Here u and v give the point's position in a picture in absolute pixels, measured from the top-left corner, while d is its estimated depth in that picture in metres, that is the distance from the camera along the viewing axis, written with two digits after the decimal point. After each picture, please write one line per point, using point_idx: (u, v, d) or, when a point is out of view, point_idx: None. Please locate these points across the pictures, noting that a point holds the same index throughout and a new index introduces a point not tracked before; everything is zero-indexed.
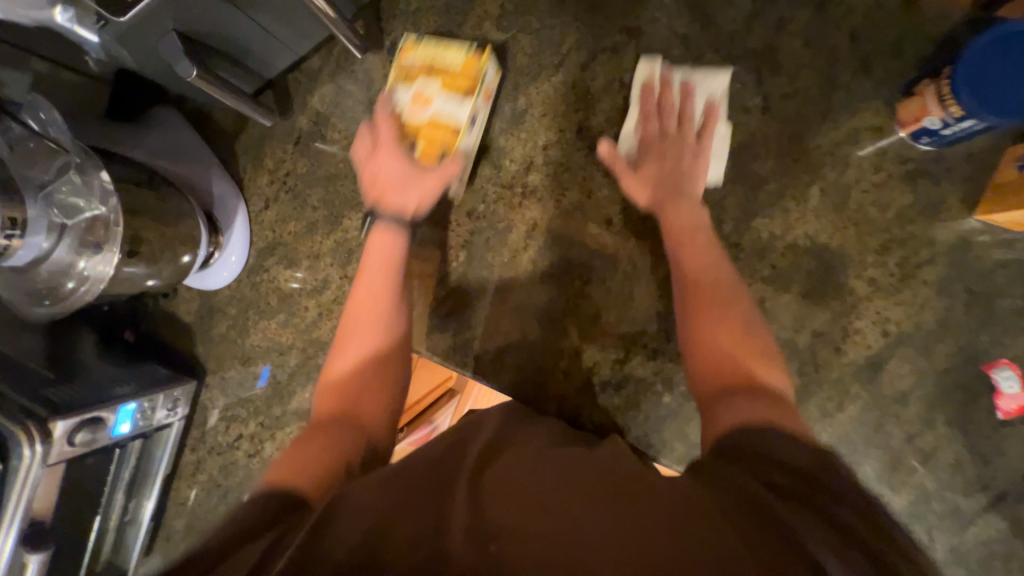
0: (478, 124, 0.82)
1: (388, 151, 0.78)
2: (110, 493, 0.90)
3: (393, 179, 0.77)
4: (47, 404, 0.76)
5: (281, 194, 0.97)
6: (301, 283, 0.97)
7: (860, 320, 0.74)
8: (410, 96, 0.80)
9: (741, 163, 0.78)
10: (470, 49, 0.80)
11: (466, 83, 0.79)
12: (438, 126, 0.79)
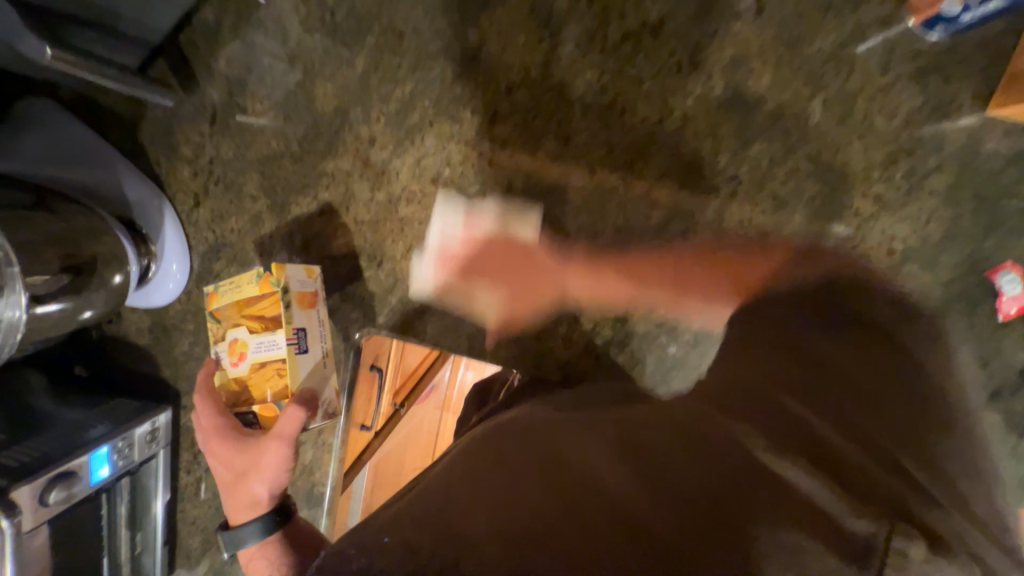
0: (313, 351, 0.74)
1: (223, 445, 0.66)
2: (112, 533, 0.86)
3: (237, 466, 0.64)
4: (6, 471, 0.69)
5: (211, 186, 0.83)
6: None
7: (864, 242, 0.70)
8: (227, 352, 0.71)
9: (735, 81, 0.68)
10: (258, 269, 0.69)
11: (275, 318, 0.69)
12: (268, 379, 0.69)
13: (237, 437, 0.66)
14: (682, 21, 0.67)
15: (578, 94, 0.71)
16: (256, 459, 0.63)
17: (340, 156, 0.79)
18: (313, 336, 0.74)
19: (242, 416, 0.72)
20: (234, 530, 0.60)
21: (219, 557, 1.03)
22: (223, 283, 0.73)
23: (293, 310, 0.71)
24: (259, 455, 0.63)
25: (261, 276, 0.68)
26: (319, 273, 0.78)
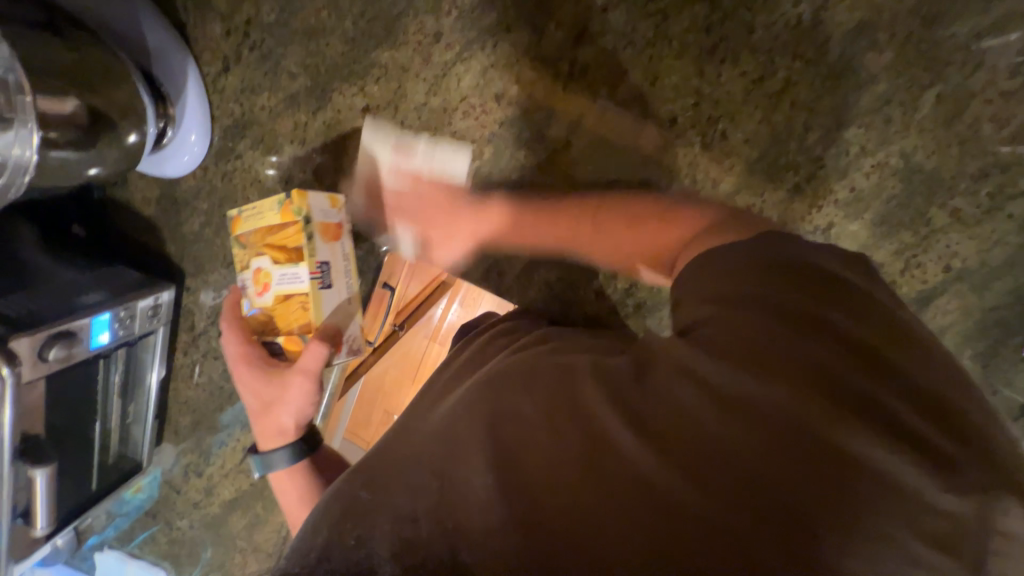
0: (337, 287, 0.69)
1: (251, 373, 0.67)
2: (105, 399, 0.84)
3: (263, 396, 0.68)
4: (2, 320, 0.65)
5: (244, 52, 0.73)
6: (286, 175, 0.80)
7: (925, 254, 0.68)
8: (250, 278, 0.67)
9: (851, 52, 0.61)
10: (281, 195, 0.63)
11: (298, 251, 0.63)
12: (292, 312, 0.66)
13: (260, 367, 0.67)
14: None
15: (677, 30, 0.64)
16: (280, 394, 0.66)
17: (397, 47, 0.70)
18: (338, 271, 0.69)
19: (269, 345, 0.70)
20: (265, 455, 0.67)
21: (209, 438, 1.05)
22: (247, 206, 0.67)
23: (316, 242, 0.65)
24: (285, 390, 0.66)
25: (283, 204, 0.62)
26: (342, 203, 0.71)
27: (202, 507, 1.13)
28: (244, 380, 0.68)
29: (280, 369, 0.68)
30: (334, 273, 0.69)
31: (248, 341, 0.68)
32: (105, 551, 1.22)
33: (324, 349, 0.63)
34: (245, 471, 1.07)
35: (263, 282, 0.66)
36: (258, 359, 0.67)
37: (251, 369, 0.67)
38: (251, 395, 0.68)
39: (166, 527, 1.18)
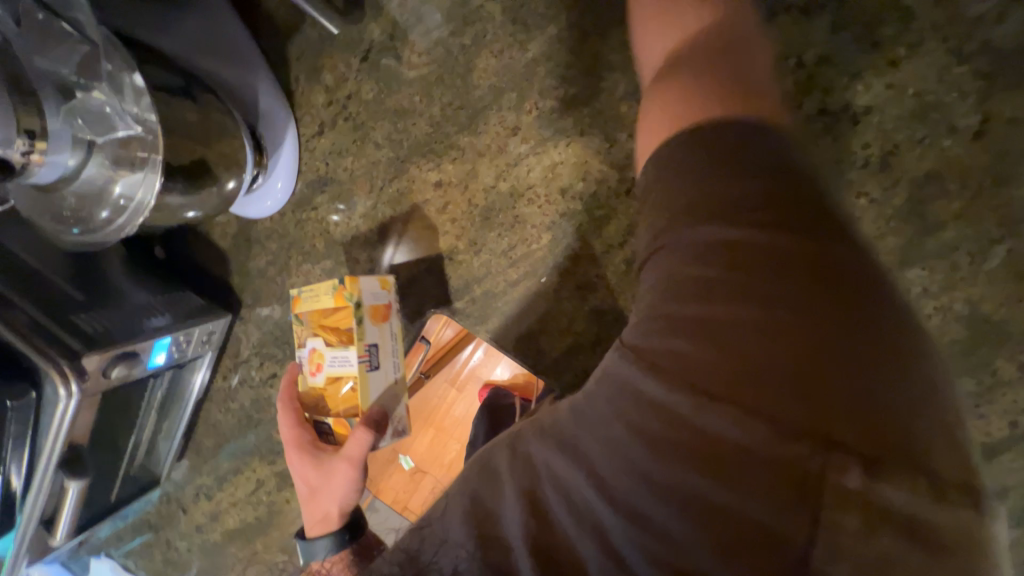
0: (384, 368, 0.74)
1: (302, 458, 0.73)
2: (144, 414, 0.88)
3: (313, 481, 0.72)
4: (77, 334, 0.69)
5: (339, 121, 0.81)
6: (355, 229, 0.85)
7: (988, 405, 0.66)
8: (305, 356, 0.73)
9: (920, 197, 0.62)
10: (335, 283, 0.69)
11: (348, 334, 0.69)
12: (339, 394, 0.70)
13: (311, 449, 0.73)
14: (890, 117, 0.61)
15: None
16: (328, 480, 0.70)
17: (477, 133, 0.75)
18: (385, 352, 0.73)
19: (320, 427, 0.75)
20: (309, 542, 0.69)
21: (227, 463, 1.06)
22: (305, 288, 0.74)
23: (365, 325, 0.70)
24: (333, 472, 0.70)
25: (336, 290, 0.68)
26: (392, 285, 0.77)
27: (204, 531, 1.13)
28: (298, 466, 0.73)
29: (328, 452, 0.72)
30: (382, 354, 0.74)
31: (300, 425, 0.74)
32: (102, 558, 1.23)
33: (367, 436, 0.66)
34: (253, 503, 1.07)
35: (315, 362, 0.72)
36: (310, 445, 0.73)
37: (303, 456, 0.73)
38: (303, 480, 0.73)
39: (165, 545, 1.18)
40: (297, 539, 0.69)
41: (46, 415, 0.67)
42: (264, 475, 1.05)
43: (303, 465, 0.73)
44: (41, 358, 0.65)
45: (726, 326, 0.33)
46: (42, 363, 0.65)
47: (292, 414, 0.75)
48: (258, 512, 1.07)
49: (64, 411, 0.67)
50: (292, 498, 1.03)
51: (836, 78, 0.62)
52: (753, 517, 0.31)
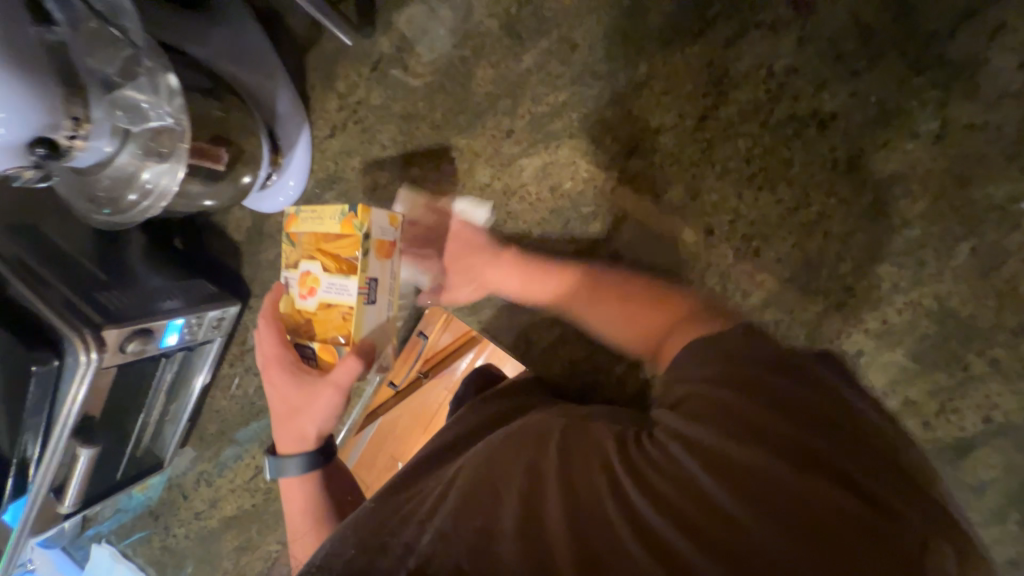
0: (379, 304, 0.75)
1: (280, 377, 0.75)
2: (152, 395, 0.93)
3: (291, 402, 0.75)
4: (96, 308, 0.74)
5: (350, 123, 0.88)
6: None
7: (961, 400, 0.67)
8: (301, 275, 0.73)
9: (886, 196, 0.66)
10: (346, 208, 0.69)
11: (349, 264, 0.69)
12: (332, 319, 0.71)
13: (291, 368, 0.74)
14: (854, 122, 0.66)
15: (722, 155, 0.71)
16: (308, 405, 0.73)
17: (475, 136, 0.82)
18: (381, 289, 0.74)
19: (304, 347, 0.76)
20: (280, 460, 0.75)
21: (228, 449, 1.10)
22: (306, 209, 0.74)
23: (369, 258, 0.70)
24: (312, 397, 0.72)
25: (346, 216, 0.67)
26: (400, 223, 0.77)
27: (202, 518, 1.16)
28: (276, 387, 0.76)
29: (309, 372, 0.74)
30: (378, 290, 0.74)
31: (283, 344, 0.75)
32: (102, 544, 1.26)
33: (353, 370, 0.67)
34: (250, 490, 1.10)
35: (307, 285, 0.72)
36: (291, 368, 0.74)
37: (282, 377, 0.75)
38: (279, 400, 0.76)
39: (164, 531, 1.21)
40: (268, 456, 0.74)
41: (65, 382, 0.72)
42: (262, 462, 1.08)
43: (283, 390, 0.75)
44: (65, 327, 0.70)
45: (783, 406, 0.41)
46: (66, 332, 0.70)
47: (276, 330, 0.75)
48: (255, 499, 1.10)
49: (83, 379, 0.72)
50: None
51: (803, 86, 0.67)
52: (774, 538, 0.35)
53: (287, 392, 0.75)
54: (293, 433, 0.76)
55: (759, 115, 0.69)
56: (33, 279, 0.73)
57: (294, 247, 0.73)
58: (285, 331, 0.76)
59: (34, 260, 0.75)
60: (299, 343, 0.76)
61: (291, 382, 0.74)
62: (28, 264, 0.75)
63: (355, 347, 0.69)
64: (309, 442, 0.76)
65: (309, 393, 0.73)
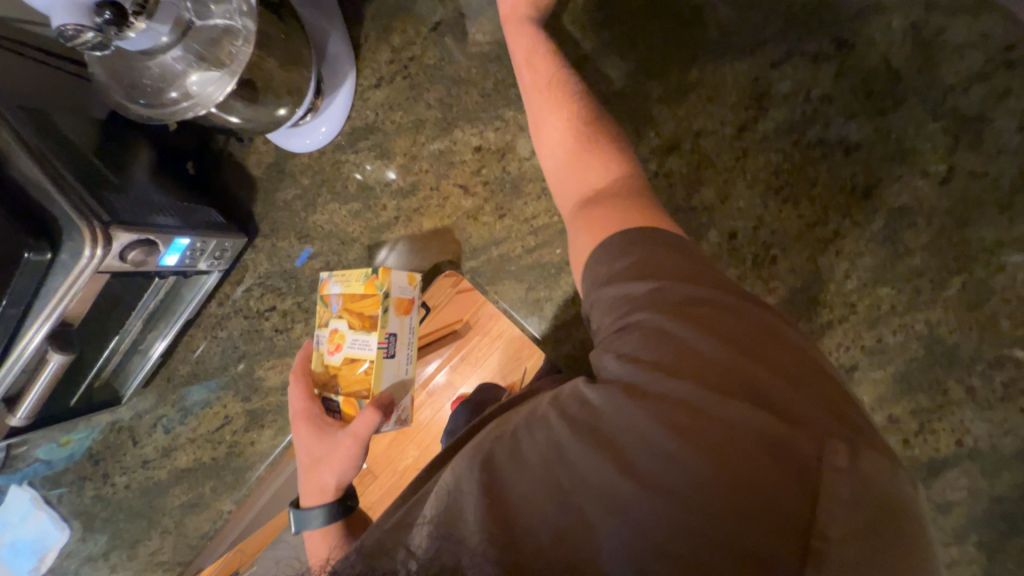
0: (398, 358, 0.80)
1: (306, 432, 0.79)
2: (131, 321, 0.86)
3: (313, 453, 0.78)
4: (101, 203, 0.68)
5: (398, 78, 0.89)
6: (390, 179, 0.90)
7: (938, 421, 0.73)
8: (327, 335, 0.81)
9: (894, 225, 0.72)
10: (370, 270, 0.78)
11: (372, 320, 0.76)
12: (353, 374, 0.78)
13: (317, 424, 0.79)
14: (874, 153, 0.72)
15: (753, 166, 0.76)
16: (329, 454, 0.76)
17: (522, 110, 0.84)
18: (401, 343, 0.80)
19: (328, 401, 0.81)
20: (303, 511, 0.76)
21: (196, 394, 1.03)
22: (340, 273, 0.83)
23: (389, 314, 0.77)
24: (335, 449, 0.75)
25: (369, 278, 0.77)
26: (419, 283, 0.84)
27: (150, 467, 1.07)
28: (302, 440, 0.80)
29: (332, 428, 0.78)
30: (398, 344, 0.80)
31: (310, 398, 0.81)
32: (21, 487, 1.09)
33: (372, 419, 0.71)
34: (213, 442, 1.03)
35: (331, 366, 0.80)
36: (315, 424, 0.79)
37: (307, 432, 0.79)
38: (302, 454, 0.79)
39: (101, 479, 1.10)
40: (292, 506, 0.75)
41: (54, 277, 0.66)
42: (234, 413, 1.02)
43: (305, 438, 0.79)
44: (73, 217, 0.65)
45: (744, 380, 0.44)
46: (70, 221, 0.65)
47: (303, 391, 0.82)
48: (217, 452, 1.03)
49: (77, 278, 0.66)
50: (258, 440, 1.01)
51: (834, 115, 0.73)
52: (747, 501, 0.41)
53: (308, 441, 0.79)
54: (316, 487, 0.77)
55: (793, 134, 0.74)
56: (40, 157, 0.66)
57: (329, 308, 0.82)
58: (307, 401, 0.81)
59: (33, 137, 0.68)
60: (324, 401, 0.81)
61: (313, 434, 0.79)
62: (31, 139, 0.67)
63: (373, 400, 0.74)
64: (325, 493, 0.77)
65: (330, 446, 0.76)
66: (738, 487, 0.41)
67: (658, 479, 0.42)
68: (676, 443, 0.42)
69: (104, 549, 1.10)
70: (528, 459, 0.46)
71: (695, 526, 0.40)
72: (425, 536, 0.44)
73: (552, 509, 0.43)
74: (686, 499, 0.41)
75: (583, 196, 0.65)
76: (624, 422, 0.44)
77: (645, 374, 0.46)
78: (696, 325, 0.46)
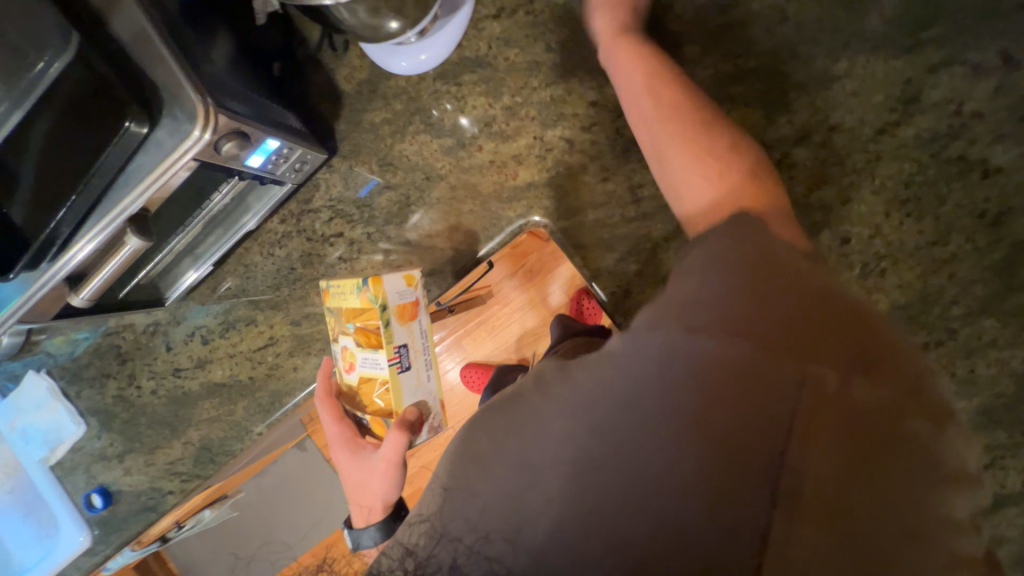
0: (416, 368, 0.78)
1: (341, 456, 0.78)
2: (193, 221, 0.80)
3: (352, 475, 0.77)
4: (203, 79, 0.62)
5: (521, 12, 0.82)
6: (463, 127, 0.87)
7: (1010, 459, 0.73)
8: (340, 350, 0.78)
9: (1014, 259, 0.71)
10: (362, 282, 0.74)
11: (377, 337, 0.73)
12: (372, 391, 0.76)
13: (350, 446, 0.77)
14: (1011, 182, 0.70)
15: (882, 173, 0.73)
16: (368, 477, 0.75)
17: None
18: (415, 352, 0.78)
19: (359, 417, 0.80)
20: (356, 532, 0.75)
21: (242, 310, 0.99)
22: (335, 284, 0.79)
23: (392, 327, 0.74)
24: (371, 473, 0.74)
25: (362, 291, 0.72)
26: (417, 282, 0.80)
27: (181, 377, 1.03)
28: (341, 465, 0.78)
29: (365, 450, 0.76)
30: (413, 353, 0.78)
31: (339, 418, 0.79)
32: (40, 374, 1.07)
33: (398, 443, 0.70)
34: (252, 361, 1.00)
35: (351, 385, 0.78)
36: (346, 447, 0.77)
37: (342, 457, 0.78)
38: (344, 478, 0.78)
39: (126, 380, 1.06)
40: (345, 530, 0.75)
41: (145, 153, 0.61)
42: (279, 336, 0.98)
43: (340, 457, 0.78)
44: (183, 92, 0.59)
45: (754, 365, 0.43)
46: (176, 95, 0.59)
47: (326, 415, 0.79)
48: (255, 372, 1.00)
49: (172, 160, 0.61)
50: (300, 367, 0.98)
51: (979, 135, 0.70)
52: (734, 474, 0.41)
53: (346, 463, 0.77)
54: (362, 505, 0.77)
55: (933, 147, 0.71)
56: (149, 15, 0.60)
57: (337, 316, 0.78)
58: (334, 426, 0.79)
59: None
60: (352, 420, 0.80)
61: (347, 457, 0.77)
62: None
63: (399, 421, 0.72)
64: (373, 509, 0.76)
65: (368, 474, 0.75)
66: (732, 460, 0.41)
67: (644, 445, 0.43)
68: (659, 413, 0.43)
69: (119, 451, 1.07)
70: (513, 437, 0.49)
71: (676, 494, 0.42)
72: (422, 537, 0.49)
73: (539, 494, 0.45)
74: (684, 469, 0.42)
75: (693, 181, 0.60)
76: (627, 396, 0.45)
77: (649, 345, 0.46)
78: (714, 307, 0.46)
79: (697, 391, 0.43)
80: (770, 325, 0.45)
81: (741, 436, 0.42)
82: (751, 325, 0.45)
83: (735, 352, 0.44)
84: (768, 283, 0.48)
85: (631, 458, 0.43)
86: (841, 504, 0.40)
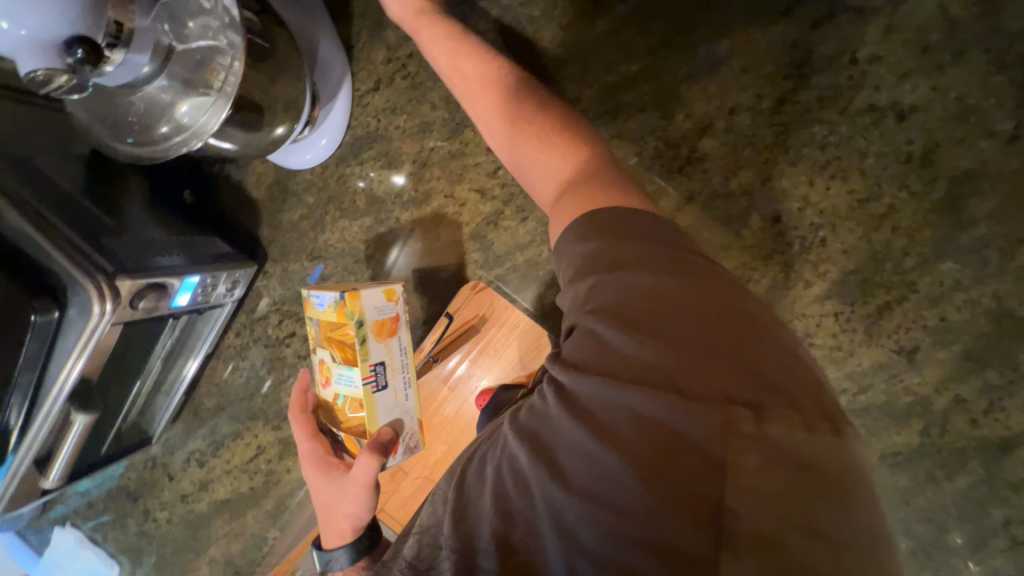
0: (393, 387, 0.72)
1: (315, 471, 0.72)
2: (149, 364, 0.82)
3: (325, 494, 0.71)
4: (99, 250, 0.63)
5: (399, 78, 0.82)
6: (400, 184, 0.85)
7: (1009, 399, 0.69)
8: (318, 361, 0.73)
9: (957, 194, 0.66)
10: (338, 296, 0.67)
11: (352, 352, 0.67)
12: (348, 410, 0.70)
13: (323, 466, 0.72)
14: (932, 116, 0.65)
15: (797, 142, 0.70)
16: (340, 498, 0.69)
17: None
18: (393, 370, 0.71)
19: (334, 435, 0.75)
20: (326, 553, 0.68)
21: (226, 427, 1.01)
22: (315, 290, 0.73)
23: (369, 343, 0.68)
24: (342, 494, 0.68)
25: (337, 307, 0.66)
26: (399, 295, 0.72)
27: (189, 501, 1.06)
28: (313, 483, 0.73)
29: (338, 470, 0.71)
30: (391, 372, 0.72)
31: (315, 435, 0.74)
32: (66, 528, 1.12)
33: (369, 461, 0.65)
34: (249, 472, 1.02)
35: (325, 399, 0.73)
36: (321, 466, 0.72)
37: (314, 474, 0.72)
38: (317, 500, 0.72)
39: (142, 516, 1.09)
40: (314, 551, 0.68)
41: (66, 335, 0.63)
42: (267, 442, 1.00)
43: (312, 476, 0.72)
44: (77, 275, 0.60)
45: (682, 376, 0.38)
46: (74, 279, 0.61)
47: (301, 430, 0.75)
48: (254, 482, 1.02)
49: (89, 335, 0.62)
50: (293, 468, 0.99)
51: (883, 78, 0.66)
52: (684, 502, 0.36)
53: (318, 483, 0.72)
54: (335, 526, 0.70)
55: (840, 103, 0.68)
56: (28, 208, 0.62)
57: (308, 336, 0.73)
58: (308, 442, 0.74)
59: (14, 184, 0.63)
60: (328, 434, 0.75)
61: (319, 474, 0.72)
62: (19, 191, 0.62)
63: (371, 443, 0.66)
64: (340, 533, 0.69)
65: (340, 494, 0.69)
66: (681, 486, 0.36)
67: (594, 483, 0.38)
68: (600, 445, 0.38)
69: None
70: (479, 474, 0.43)
71: (631, 530, 0.36)
72: (417, 550, 0.45)
73: (502, 535, 0.40)
74: (634, 503, 0.37)
75: (551, 170, 0.57)
76: (567, 429, 0.39)
77: (584, 380, 0.40)
78: (636, 322, 0.40)
79: (633, 415, 0.38)
80: (696, 328, 0.39)
81: (683, 459, 0.37)
82: (667, 360, 0.38)
83: (665, 368, 0.38)
84: (678, 300, 0.41)
85: (579, 497, 0.38)
86: (776, 542, 0.35)
